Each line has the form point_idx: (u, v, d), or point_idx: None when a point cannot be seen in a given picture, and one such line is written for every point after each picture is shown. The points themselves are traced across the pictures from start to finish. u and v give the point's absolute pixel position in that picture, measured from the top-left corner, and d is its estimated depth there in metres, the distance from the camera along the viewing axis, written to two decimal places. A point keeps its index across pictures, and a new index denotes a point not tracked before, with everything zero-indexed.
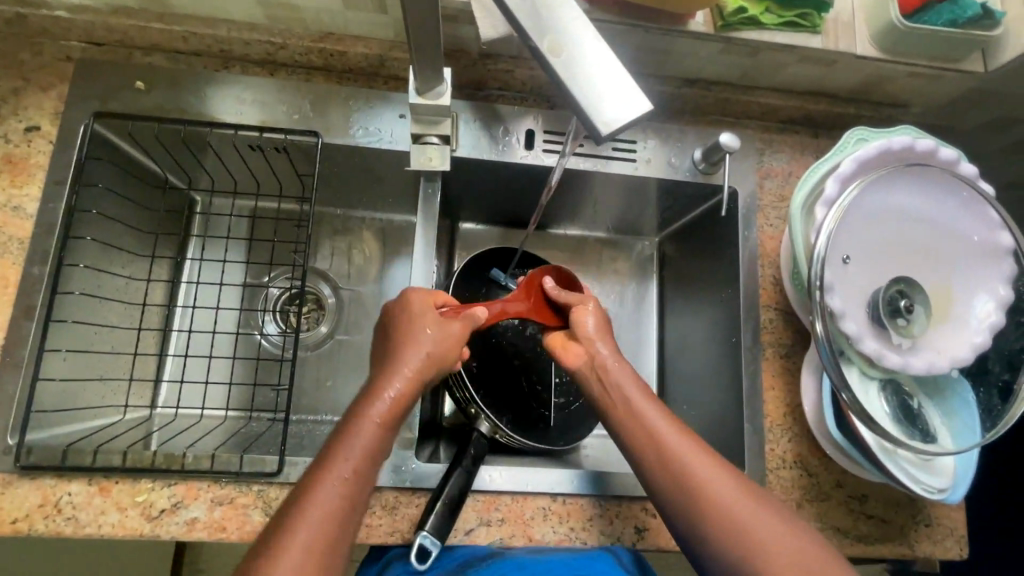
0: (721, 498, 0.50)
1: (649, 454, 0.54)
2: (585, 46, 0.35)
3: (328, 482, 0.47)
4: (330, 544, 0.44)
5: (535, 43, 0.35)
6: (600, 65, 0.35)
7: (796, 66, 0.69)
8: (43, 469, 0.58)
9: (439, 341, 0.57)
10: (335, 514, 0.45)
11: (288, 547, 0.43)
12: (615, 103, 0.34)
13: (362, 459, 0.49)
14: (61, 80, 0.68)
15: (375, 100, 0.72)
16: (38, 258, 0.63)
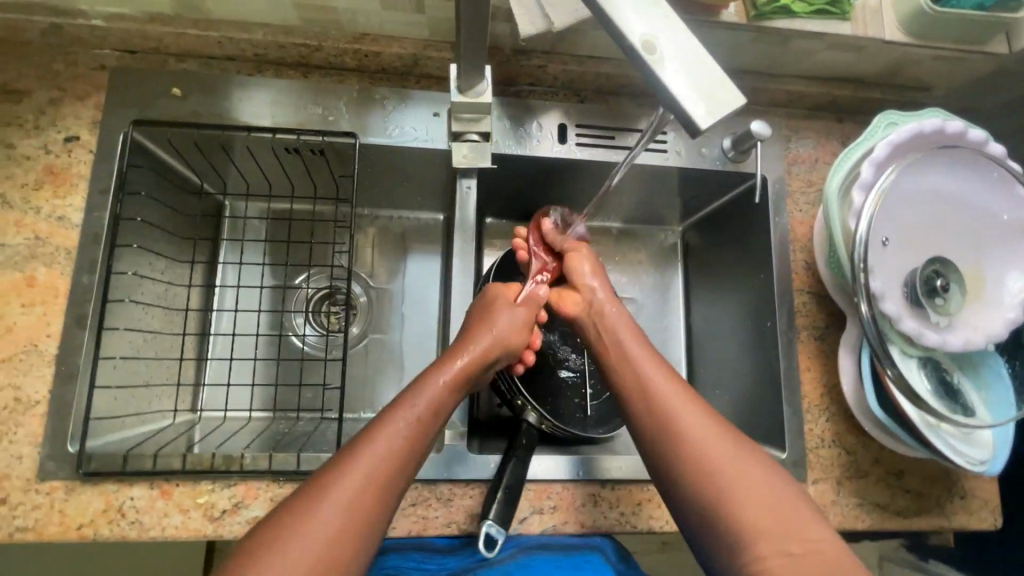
0: (729, 465, 0.49)
1: (656, 422, 0.53)
2: (674, 38, 0.33)
3: (384, 437, 0.49)
4: (389, 484, 0.47)
5: (625, 37, 0.33)
6: (690, 58, 0.33)
7: (825, 53, 0.71)
8: (105, 475, 0.59)
9: (508, 329, 0.62)
10: (385, 464, 0.47)
11: (353, 473, 0.46)
12: (710, 96, 0.33)
13: (430, 415, 0.53)
14: (97, 89, 0.68)
15: (409, 100, 0.73)
16: (86, 267, 0.64)
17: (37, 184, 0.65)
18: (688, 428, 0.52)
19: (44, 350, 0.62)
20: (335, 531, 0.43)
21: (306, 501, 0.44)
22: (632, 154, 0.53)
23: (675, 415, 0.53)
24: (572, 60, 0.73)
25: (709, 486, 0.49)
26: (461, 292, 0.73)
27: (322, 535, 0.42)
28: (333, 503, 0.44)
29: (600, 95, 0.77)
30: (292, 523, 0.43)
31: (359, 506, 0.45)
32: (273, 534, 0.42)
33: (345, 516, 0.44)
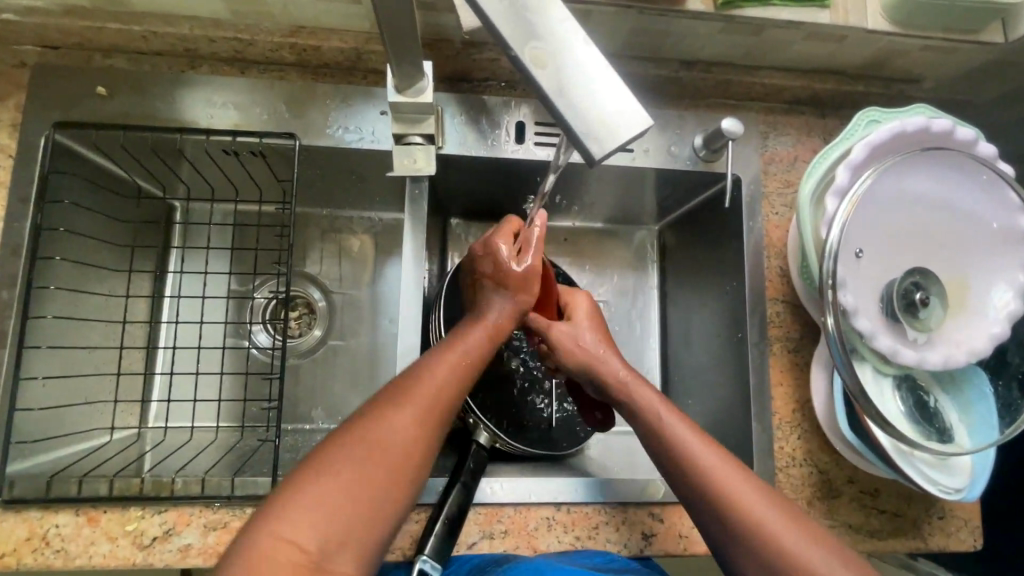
0: (744, 497, 0.50)
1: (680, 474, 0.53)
2: (572, 52, 0.34)
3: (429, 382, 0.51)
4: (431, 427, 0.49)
5: (517, 52, 0.33)
6: (590, 76, 0.33)
7: (803, 43, 0.65)
8: (28, 502, 0.56)
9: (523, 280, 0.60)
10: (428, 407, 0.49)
11: (398, 418, 0.47)
12: (607, 116, 0.33)
13: (474, 361, 0.55)
14: (17, 89, 0.64)
15: (355, 97, 0.68)
16: (6, 282, 0.60)
17: None
18: (709, 468, 0.51)
19: None
20: (381, 460, 0.44)
21: (353, 435, 0.45)
22: (554, 167, 0.52)
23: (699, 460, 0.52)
24: None
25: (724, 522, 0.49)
26: (413, 306, 0.68)
27: (374, 464, 0.44)
28: (397, 426, 0.46)
29: None
30: (340, 451, 0.44)
31: (415, 434, 0.47)
32: (340, 447, 0.44)
33: (403, 444, 0.46)
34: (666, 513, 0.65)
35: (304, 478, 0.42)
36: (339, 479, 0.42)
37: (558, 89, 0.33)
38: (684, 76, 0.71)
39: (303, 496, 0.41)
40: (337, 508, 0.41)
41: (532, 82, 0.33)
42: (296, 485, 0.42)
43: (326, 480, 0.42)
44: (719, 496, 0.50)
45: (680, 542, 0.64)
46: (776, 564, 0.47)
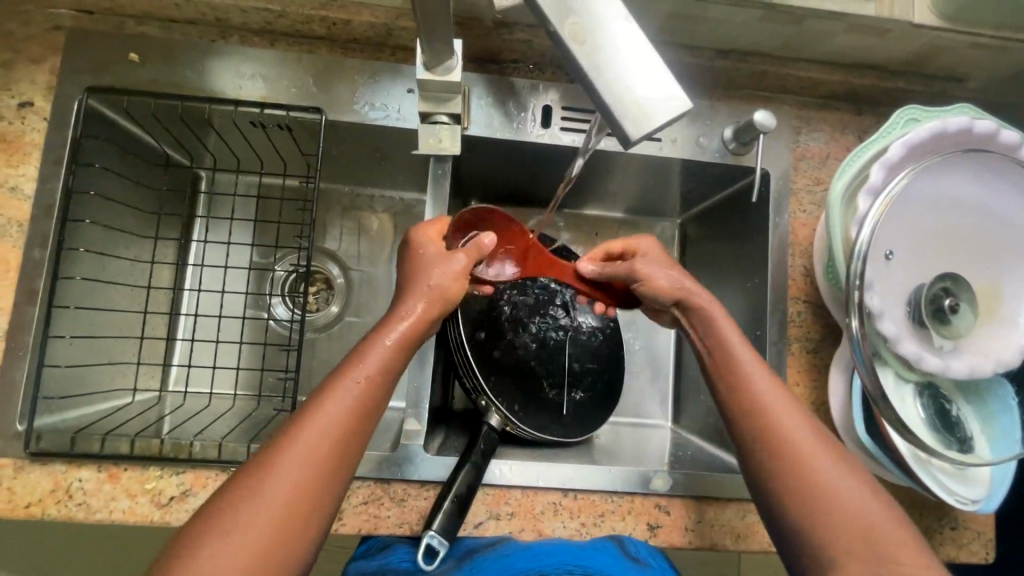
0: (822, 470, 0.48)
1: (761, 444, 0.51)
2: (612, 29, 0.33)
3: (337, 398, 0.46)
4: (344, 448, 0.45)
5: (556, 27, 0.33)
6: (630, 59, 0.33)
7: (845, 36, 0.63)
8: (53, 456, 0.58)
9: (450, 270, 0.54)
10: (337, 425, 0.45)
11: (300, 450, 0.44)
12: (643, 98, 0.32)
13: (375, 382, 0.48)
14: (51, 52, 0.65)
15: (382, 73, 0.68)
16: (38, 242, 0.62)
17: None
18: (782, 421, 0.51)
19: None
20: (284, 499, 0.42)
21: (252, 474, 0.43)
22: (583, 151, 0.53)
23: (771, 423, 0.51)
24: None
25: (782, 474, 0.49)
26: None
27: (276, 506, 0.42)
28: (285, 472, 0.43)
29: None
30: (237, 496, 0.42)
31: (321, 472, 0.44)
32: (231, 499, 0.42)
33: (306, 474, 0.43)
34: (673, 506, 0.65)
35: (189, 543, 0.40)
36: (235, 531, 0.40)
37: (594, 67, 0.33)
38: (717, 65, 0.69)
39: (191, 559, 0.39)
40: (239, 557, 0.40)
41: (568, 57, 0.33)
42: (190, 541, 0.40)
43: (206, 544, 0.40)
44: (806, 474, 0.48)
45: (685, 536, 0.64)
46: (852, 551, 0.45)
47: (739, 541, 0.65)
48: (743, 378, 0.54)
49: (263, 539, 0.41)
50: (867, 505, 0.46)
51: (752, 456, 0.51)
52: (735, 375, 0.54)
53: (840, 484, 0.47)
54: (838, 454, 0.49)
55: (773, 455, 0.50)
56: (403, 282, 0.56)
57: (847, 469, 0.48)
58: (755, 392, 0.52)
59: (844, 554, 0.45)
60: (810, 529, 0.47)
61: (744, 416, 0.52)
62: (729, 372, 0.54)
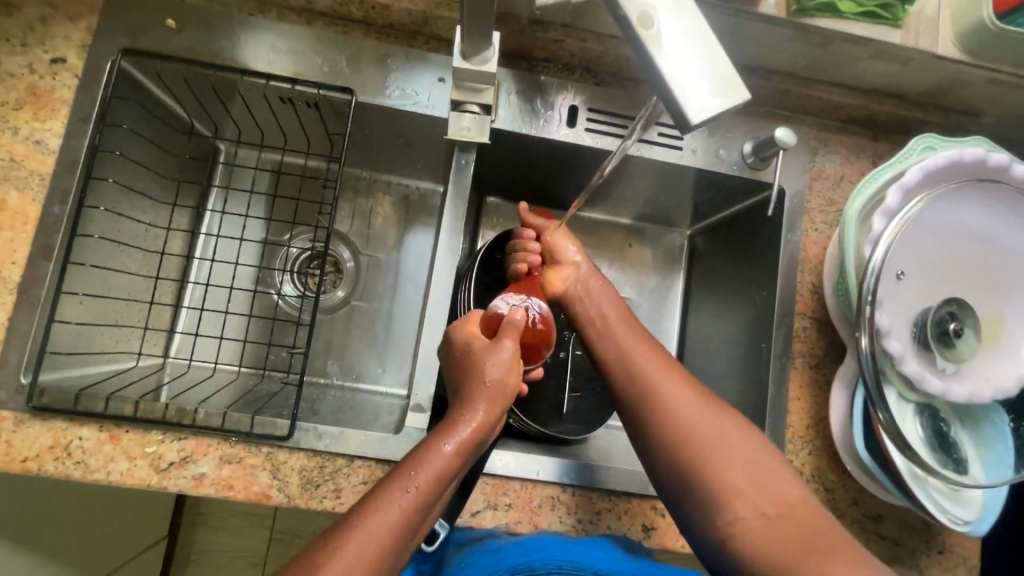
0: (694, 419, 0.50)
1: (638, 397, 0.54)
2: (674, 19, 0.35)
3: (393, 500, 0.44)
4: (388, 559, 0.42)
5: (624, 12, 0.34)
6: (690, 46, 0.35)
7: (868, 61, 0.65)
8: (55, 411, 0.58)
9: (509, 373, 0.54)
10: (391, 532, 0.43)
11: (350, 558, 0.40)
12: (703, 85, 0.34)
13: (430, 492, 0.46)
14: (89, 11, 0.65)
15: (414, 60, 0.69)
16: (58, 198, 0.62)
17: (17, 103, 0.63)
18: (653, 379, 0.54)
19: (7, 277, 0.60)
20: None
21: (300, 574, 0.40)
22: (631, 134, 0.59)
23: (651, 380, 0.54)
24: (593, 38, 0.67)
25: (661, 424, 0.51)
26: (444, 273, 0.68)
27: None
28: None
29: (621, 81, 0.73)
30: None
31: None
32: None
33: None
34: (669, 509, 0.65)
35: None
36: None
37: (658, 50, 0.34)
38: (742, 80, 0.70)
39: None
40: None
41: (634, 39, 0.35)
42: None
43: None
44: (682, 421, 0.50)
45: (679, 540, 0.65)
46: (729, 485, 0.47)
47: None
48: (621, 340, 0.59)
49: None
50: (744, 449, 0.49)
51: (631, 410, 0.54)
52: (611, 339, 0.59)
53: (710, 428, 0.50)
54: (712, 407, 0.51)
55: (649, 406, 0.52)
56: (456, 379, 0.55)
57: (717, 412, 0.51)
58: (642, 360, 0.56)
59: (716, 487, 0.47)
60: (681, 463, 0.49)
61: (622, 371, 0.56)
62: (612, 336, 0.59)
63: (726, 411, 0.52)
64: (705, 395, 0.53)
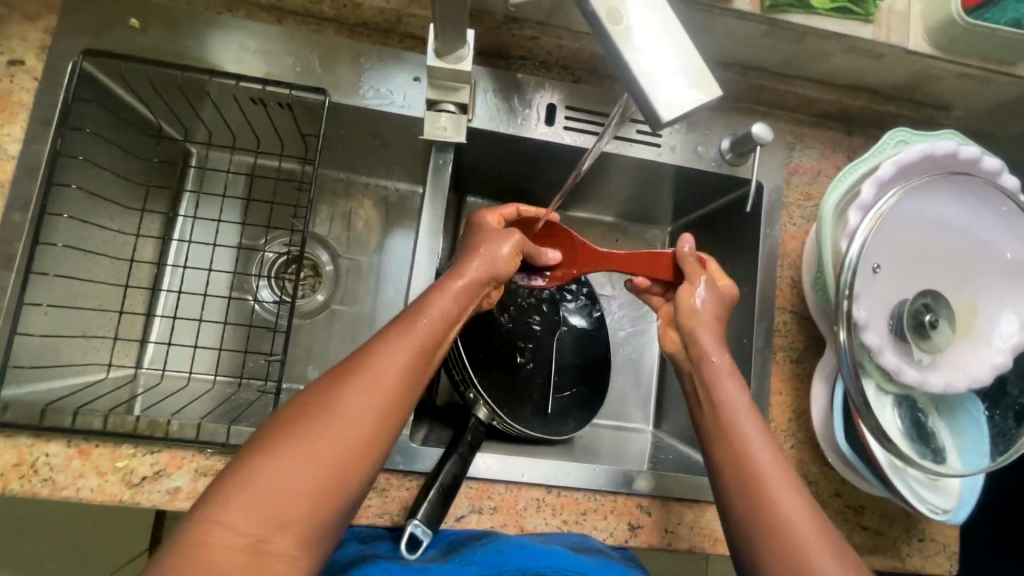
0: (798, 534, 0.45)
1: (738, 489, 0.48)
2: (644, 13, 0.35)
3: (408, 329, 0.47)
4: (410, 380, 0.45)
5: (592, 6, 0.34)
6: (660, 40, 0.34)
7: (841, 57, 0.65)
8: (19, 428, 0.55)
9: (511, 250, 0.57)
10: (409, 358, 0.46)
11: (371, 370, 0.44)
12: (675, 78, 0.34)
13: (439, 330, 0.49)
14: (48, 11, 0.63)
15: (389, 59, 0.68)
16: (19, 205, 0.59)
17: None
18: (758, 465, 0.49)
19: None
20: (353, 416, 0.42)
21: (325, 390, 0.43)
22: (597, 145, 0.54)
23: (757, 480, 0.48)
24: (570, 35, 0.67)
25: (758, 527, 0.46)
26: (424, 276, 0.67)
27: (344, 420, 0.42)
28: (355, 393, 0.43)
29: (598, 78, 0.72)
30: (306, 408, 0.42)
31: (390, 406, 0.44)
32: (295, 417, 0.41)
33: (375, 400, 0.43)
34: (654, 506, 0.65)
35: (253, 450, 0.40)
36: (304, 444, 0.40)
37: (627, 46, 0.34)
38: (719, 76, 0.70)
39: (258, 463, 0.39)
40: (302, 468, 0.39)
41: (603, 33, 0.34)
42: (253, 450, 0.40)
43: (272, 453, 0.39)
44: (780, 533, 0.45)
45: (664, 537, 0.65)
46: None
47: (717, 544, 0.66)
48: (732, 428, 0.51)
49: (329, 449, 0.40)
50: None
51: (728, 502, 0.49)
52: (730, 431, 0.51)
53: (814, 550, 0.44)
54: (824, 528, 0.45)
55: (748, 504, 0.47)
56: (463, 247, 0.58)
57: (824, 533, 0.45)
58: (757, 460, 0.49)
59: None
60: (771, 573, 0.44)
61: (727, 461, 0.50)
62: (720, 427, 0.52)
63: (832, 532, 0.45)
64: (821, 515, 0.46)
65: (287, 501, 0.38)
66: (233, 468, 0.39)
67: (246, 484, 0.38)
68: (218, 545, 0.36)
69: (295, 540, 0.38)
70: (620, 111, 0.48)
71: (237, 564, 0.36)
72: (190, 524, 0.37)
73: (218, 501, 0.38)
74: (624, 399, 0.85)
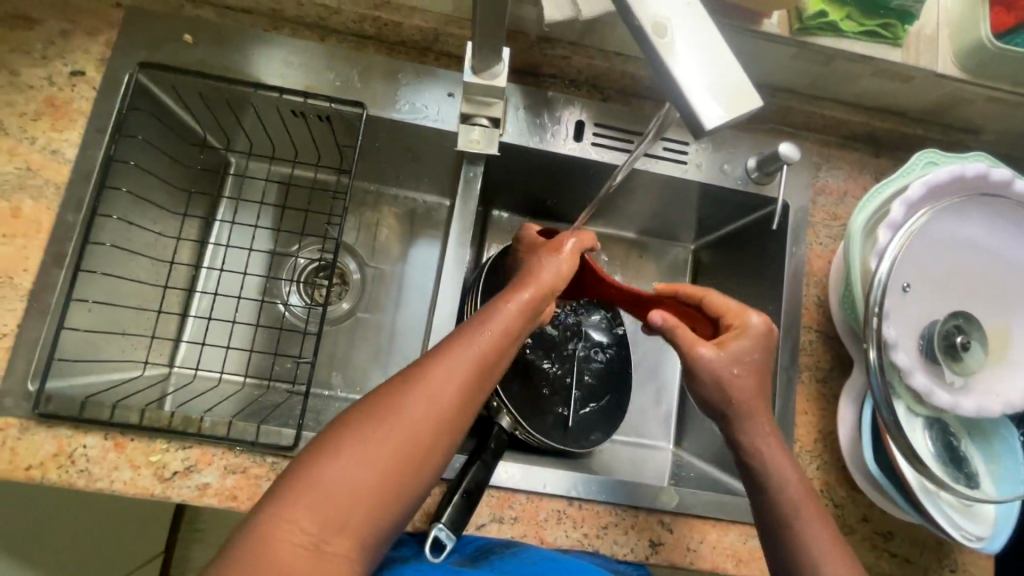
0: None
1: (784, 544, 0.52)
2: (688, 30, 0.35)
3: (470, 344, 0.48)
4: (468, 397, 0.47)
5: (639, 21, 0.34)
6: (704, 55, 0.35)
7: (869, 79, 0.66)
8: (60, 419, 0.57)
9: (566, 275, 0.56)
10: (468, 374, 0.47)
11: (432, 385, 0.45)
12: (717, 94, 0.34)
13: (498, 350, 0.49)
14: (109, 26, 0.67)
15: (425, 76, 0.70)
16: (73, 206, 0.62)
17: (35, 114, 0.64)
18: (802, 525, 0.52)
19: (18, 284, 0.60)
20: (413, 429, 0.44)
21: (387, 399, 0.45)
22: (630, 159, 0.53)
23: (803, 540, 0.52)
24: (600, 55, 0.69)
25: None
26: (452, 284, 0.68)
27: (403, 433, 0.43)
28: (416, 407, 0.44)
29: (626, 97, 0.74)
30: (369, 417, 0.44)
31: (447, 423, 0.45)
32: (360, 425, 0.43)
33: (434, 416, 0.45)
34: (676, 523, 0.65)
35: (320, 451, 0.42)
36: (365, 453, 0.42)
37: (671, 60, 0.34)
38: None
39: (322, 466, 0.41)
40: (363, 474, 0.42)
41: (650, 48, 0.35)
42: (319, 449, 0.42)
43: (336, 457, 0.42)
44: None
45: (687, 555, 0.64)
46: None
47: (740, 566, 0.64)
48: (775, 484, 0.54)
49: (388, 460, 0.42)
50: None
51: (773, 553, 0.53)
52: (773, 488, 0.54)
53: None
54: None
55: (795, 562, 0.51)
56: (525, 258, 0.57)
57: None
58: (800, 520, 0.52)
59: None
60: None
61: (773, 517, 0.53)
62: (764, 480, 0.54)
63: None
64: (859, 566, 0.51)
65: (346, 505, 0.41)
66: (299, 465, 0.42)
67: (312, 483, 0.41)
68: (280, 541, 0.39)
69: (352, 543, 0.41)
70: (652, 129, 0.49)
71: (298, 562, 0.39)
72: (257, 515, 0.40)
73: (284, 494, 0.40)
74: (645, 416, 0.85)
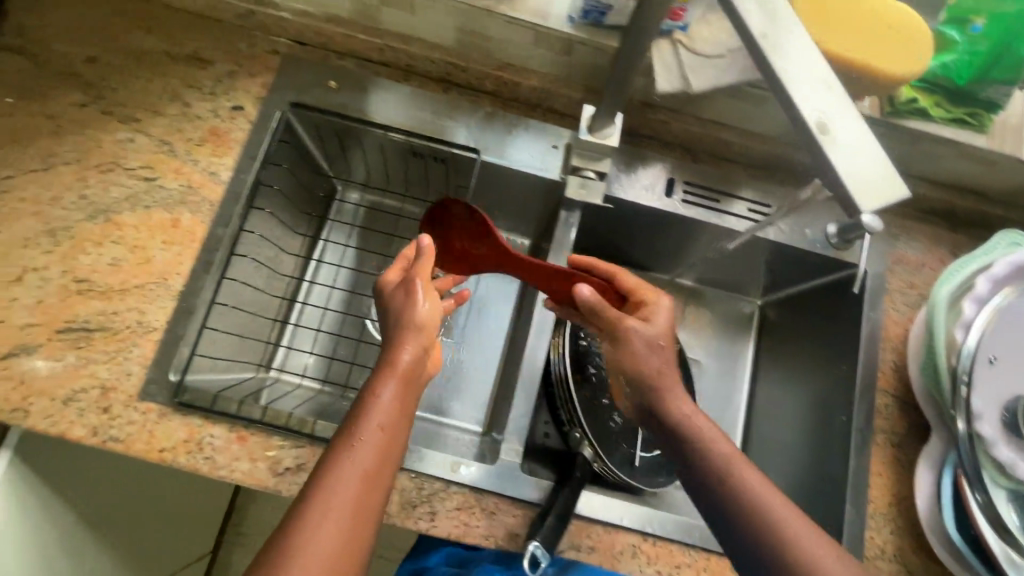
0: None
1: None
2: (847, 126, 0.42)
3: (370, 423, 0.49)
4: (383, 468, 0.48)
5: (806, 118, 0.41)
6: (860, 147, 0.42)
7: (953, 160, 0.71)
8: (196, 408, 0.64)
9: (436, 313, 0.57)
10: (375, 450, 0.48)
11: (341, 476, 0.46)
12: (868, 182, 0.41)
13: (398, 420, 0.51)
14: (267, 70, 0.78)
15: (534, 128, 0.78)
16: (223, 221, 0.71)
17: (199, 140, 0.74)
18: None
19: (171, 285, 0.69)
20: (337, 523, 0.44)
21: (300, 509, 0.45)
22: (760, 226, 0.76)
23: None
24: (696, 122, 0.77)
25: None
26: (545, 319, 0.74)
27: (329, 532, 0.44)
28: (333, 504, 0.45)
29: (715, 159, 0.80)
30: (288, 534, 0.44)
31: (366, 507, 0.46)
32: (281, 548, 0.43)
33: (352, 501, 0.46)
34: None
35: None
36: (300, 569, 0.42)
37: (835, 153, 0.41)
38: None
39: None
40: None
41: (812, 141, 0.42)
42: None
43: None
44: None
45: None
46: None
47: None
48: None
49: (324, 562, 0.43)
50: None
51: None
52: None
53: None
54: None
55: None
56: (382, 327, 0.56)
57: None
58: None
59: None
60: None
61: None
62: None
63: None
64: None
65: None
66: None
67: None
68: None
69: None
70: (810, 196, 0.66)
71: None
72: None
73: None
74: None
